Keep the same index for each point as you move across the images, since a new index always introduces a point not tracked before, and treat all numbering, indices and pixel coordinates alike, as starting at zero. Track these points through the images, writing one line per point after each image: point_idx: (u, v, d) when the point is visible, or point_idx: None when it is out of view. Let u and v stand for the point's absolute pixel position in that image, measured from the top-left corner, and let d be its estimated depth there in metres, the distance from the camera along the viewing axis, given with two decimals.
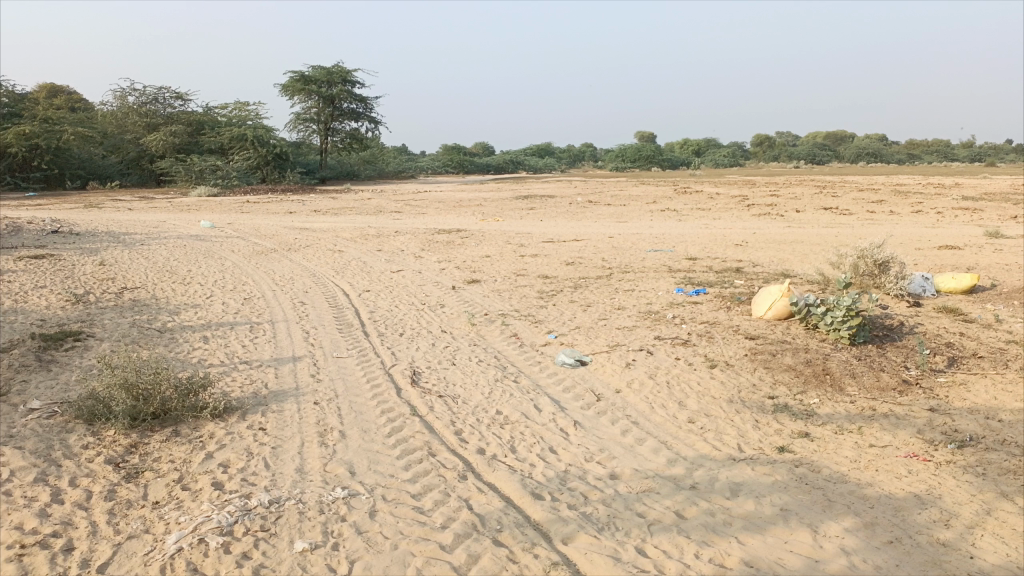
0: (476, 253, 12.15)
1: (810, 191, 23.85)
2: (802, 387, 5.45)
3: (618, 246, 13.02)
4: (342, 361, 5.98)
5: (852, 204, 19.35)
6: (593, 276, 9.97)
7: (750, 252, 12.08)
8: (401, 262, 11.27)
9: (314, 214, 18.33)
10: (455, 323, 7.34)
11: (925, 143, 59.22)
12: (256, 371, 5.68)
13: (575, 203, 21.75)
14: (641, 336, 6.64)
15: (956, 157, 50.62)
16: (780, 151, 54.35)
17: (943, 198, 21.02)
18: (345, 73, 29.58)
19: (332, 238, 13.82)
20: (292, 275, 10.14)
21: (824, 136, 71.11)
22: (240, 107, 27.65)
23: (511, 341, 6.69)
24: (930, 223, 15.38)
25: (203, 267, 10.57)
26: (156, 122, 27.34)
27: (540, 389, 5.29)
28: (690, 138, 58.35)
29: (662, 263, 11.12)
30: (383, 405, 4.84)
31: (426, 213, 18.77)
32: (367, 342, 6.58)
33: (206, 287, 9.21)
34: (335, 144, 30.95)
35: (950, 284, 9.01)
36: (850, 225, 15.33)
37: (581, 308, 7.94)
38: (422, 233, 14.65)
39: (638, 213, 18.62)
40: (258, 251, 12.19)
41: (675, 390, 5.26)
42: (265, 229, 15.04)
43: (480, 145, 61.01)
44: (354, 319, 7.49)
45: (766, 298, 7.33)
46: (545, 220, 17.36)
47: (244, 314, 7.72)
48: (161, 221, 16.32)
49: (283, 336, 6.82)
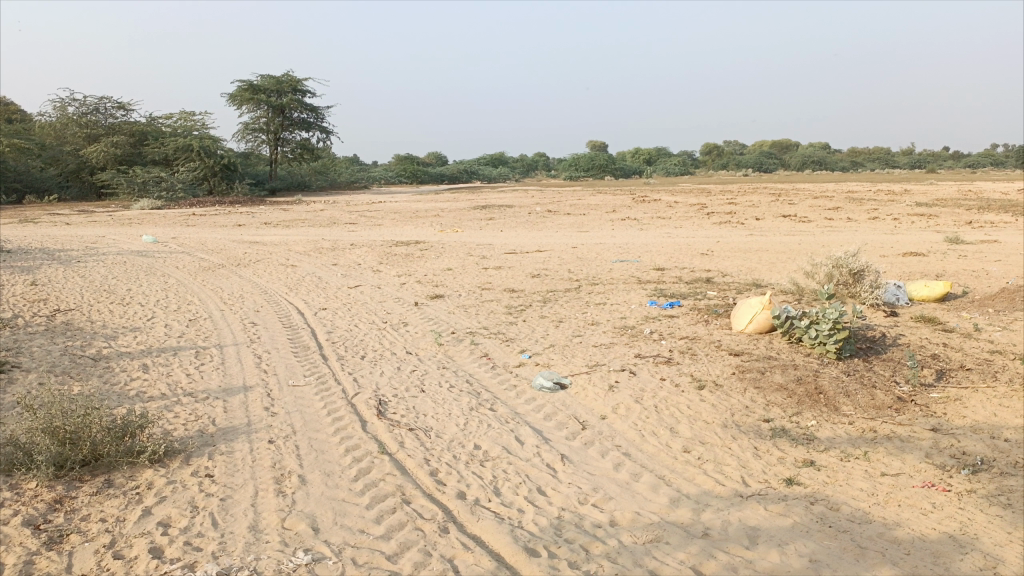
0: (437, 266, 11.67)
1: (766, 198, 23.93)
2: (797, 407, 5.12)
3: (582, 256, 12.68)
4: (298, 390, 5.45)
5: (810, 211, 19.44)
6: (561, 289, 9.58)
7: (717, 261, 11.85)
8: (358, 276, 10.74)
9: (264, 227, 17.62)
10: (420, 343, 6.85)
11: (868, 152, 60.85)
12: (201, 404, 5.12)
13: (533, 212, 21.44)
14: (620, 354, 6.25)
15: (898, 164, 52.02)
16: (730, 159, 55.10)
17: (897, 205, 21.28)
18: (295, 82, 28.90)
19: (284, 252, 13.19)
20: (242, 292, 9.52)
21: (771, 144, 72.74)
22: (186, 117, 26.65)
23: (481, 363, 6.23)
24: (889, 230, 15.44)
25: (145, 286, 9.86)
26: (98, 134, 25.97)
27: (519, 418, 4.85)
28: (642, 148, 58.79)
29: (630, 273, 10.79)
30: (346, 442, 4.34)
31: (383, 224, 18.22)
32: (326, 367, 6.06)
33: (149, 307, 8.55)
34: (286, 155, 30.10)
35: (923, 293, 8.87)
36: (812, 233, 15.30)
37: (553, 324, 7.53)
38: (378, 245, 14.11)
39: (599, 222, 18.36)
40: (205, 267, 11.49)
41: (665, 415, 4.88)
42: (213, 243, 14.31)
43: (433, 155, 60.45)
44: (311, 341, 6.95)
45: (746, 311, 7.02)
46: (505, 230, 16.96)
47: (190, 337, 7.10)
48: (100, 236, 15.44)
49: (232, 362, 6.24)
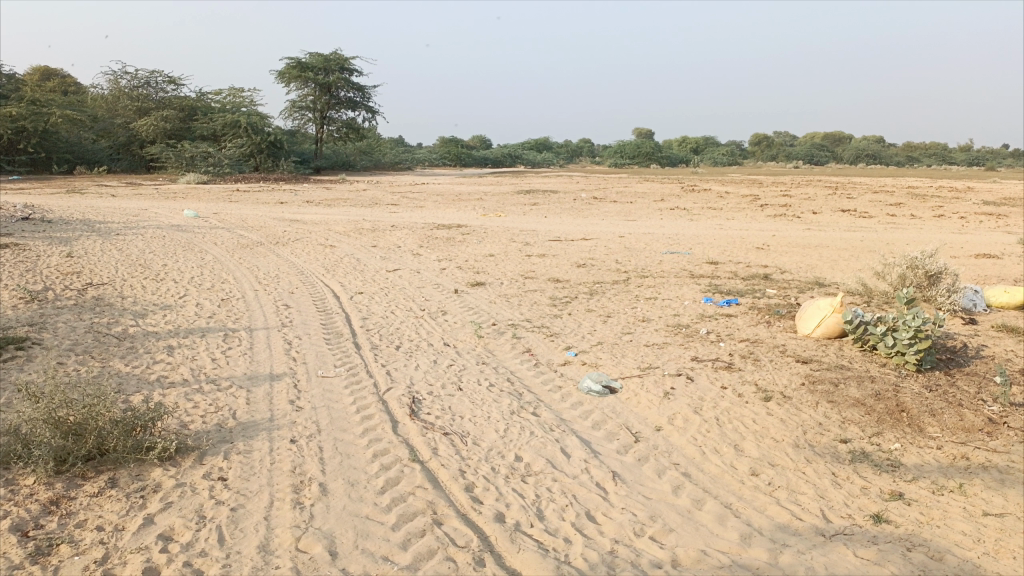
0: (479, 251, 11.23)
1: (822, 192, 22.96)
2: (877, 427, 4.57)
3: (630, 247, 12.12)
4: (327, 381, 5.08)
5: (871, 207, 18.51)
6: (609, 281, 9.07)
7: (773, 257, 11.19)
8: (397, 260, 10.37)
9: (306, 205, 17.38)
10: (459, 335, 6.42)
11: (927, 147, 58.69)
12: (223, 393, 4.77)
13: (579, 199, 20.87)
14: (675, 356, 5.75)
15: (957, 160, 50.06)
16: (780, 150, 53.60)
17: (963, 202, 20.20)
18: (342, 60, 28.65)
19: (323, 232, 12.89)
20: (277, 272, 9.21)
21: (823, 136, 70.69)
22: (234, 93, 26.58)
23: (524, 360, 5.78)
24: (957, 229, 14.55)
25: (181, 262, 9.62)
26: (148, 107, 26.07)
27: (565, 425, 4.39)
28: (690, 137, 57.55)
29: (681, 266, 10.22)
30: (374, 446, 3.95)
31: (425, 206, 17.86)
32: (358, 358, 5.67)
33: (182, 284, 8.27)
34: (331, 134, 29.92)
35: (1003, 299, 8.15)
36: (874, 229, 14.48)
37: (601, 319, 7.03)
38: (420, 227, 13.72)
39: (647, 211, 17.75)
40: (243, 245, 11.23)
41: (728, 429, 4.38)
42: (253, 220, 14.07)
43: (477, 138, 59.94)
44: (344, 328, 6.58)
45: (813, 314, 6.44)
46: (549, 216, 16.47)
47: (220, 318, 6.79)
48: (143, 209, 15.34)
49: (260, 347, 5.89)
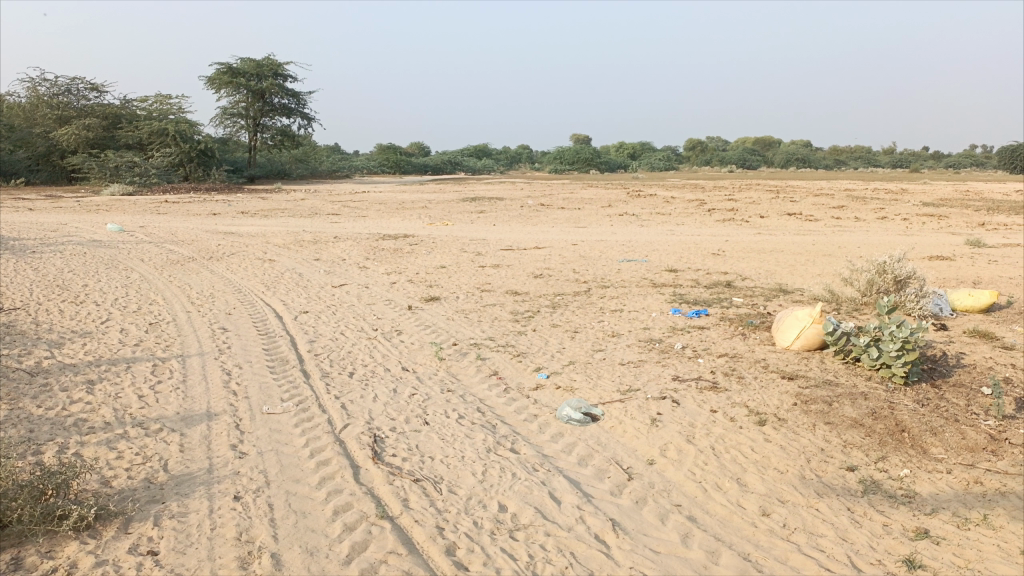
0: (429, 263, 10.70)
1: (766, 195, 23.13)
2: (881, 451, 4.24)
3: (585, 255, 11.77)
4: (274, 419, 4.49)
5: (815, 210, 18.67)
6: (569, 292, 8.66)
7: (731, 263, 10.97)
8: (342, 274, 9.76)
9: (242, 216, 16.53)
10: (418, 358, 5.89)
11: (855, 151, 60.57)
12: (152, 439, 4.14)
13: (526, 205, 20.51)
14: (655, 376, 5.35)
15: (882, 163, 51.77)
16: (714, 154, 54.54)
17: (902, 204, 20.58)
18: (276, 66, 27.70)
19: (261, 245, 12.14)
20: (213, 291, 8.49)
21: (755, 140, 72.30)
22: (162, 100, 25.30)
23: (492, 385, 5.28)
24: (902, 231, 14.68)
25: (106, 281, 8.80)
26: (69, 116, 24.61)
27: (549, 463, 3.92)
28: (627, 143, 58.05)
29: (641, 275, 9.88)
30: (334, 501, 3.41)
31: (367, 216, 17.19)
32: (309, 389, 5.08)
33: (106, 308, 7.51)
34: (265, 142, 28.84)
35: (967, 302, 8.03)
36: (822, 233, 14.51)
37: (568, 336, 6.59)
38: (365, 238, 13.08)
39: (596, 217, 17.48)
40: (173, 261, 10.41)
41: (727, 460, 3.98)
42: (185, 234, 13.19)
43: (415, 145, 59.11)
44: (290, 353, 5.96)
45: (792, 324, 6.12)
46: (498, 224, 16.03)
47: (149, 345, 6.09)
48: (62, 223, 14.26)
49: (196, 379, 5.25)
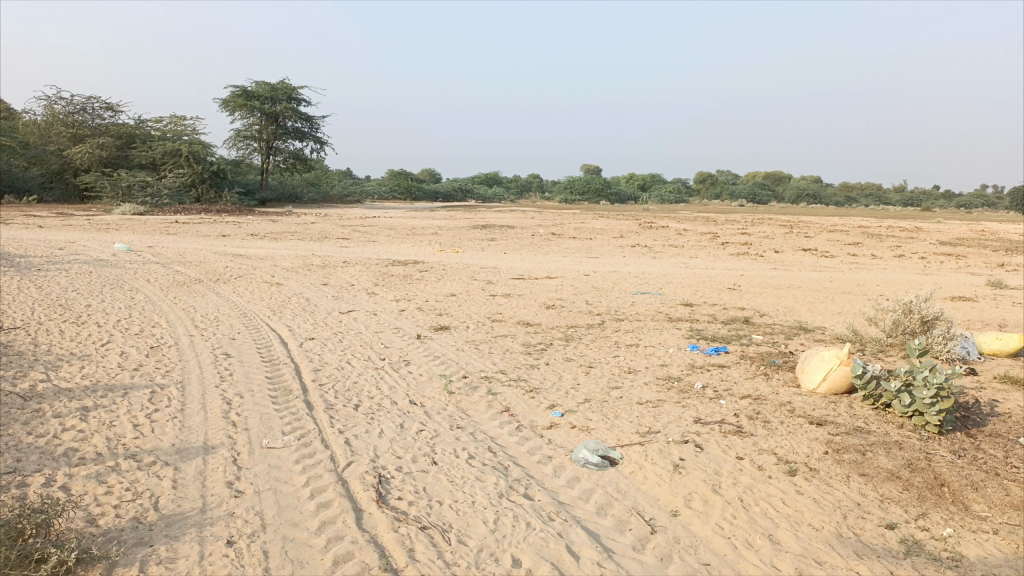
0: (439, 291, 10.49)
1: (778, 230, 22.93)
2: (921, 507, 3.96)
3: (598, 286, 11.55)
4: (273, 454, 4.24)
5: (829, 246, 18.44)
6: (582, 325, 8.42)
7: (747, 298, 10.72)
8: (350, 299, 9.55)
9: (250, 238, 16.39)
10: (427, 391, 5.64)
11: (865, 188, 60.48)
12: (144, 473, 3.90)
13: (537, 234, 20.36)
14: (676, 417, 5.08)
15: (893, 200, 51.58)
16: (724, 188, 54.48)
17: (917, 242, 20.33)
18: (290, 90, 27.82)
19: (269, 268, 11.97)
20: (217, 314, 8.28)
21: (765, 175, 72.33)
22: (176, 121, 25.37)
23: (504, 423, 5.02)
24: (919, 270, 14.42)
25: (109, 302, 8.60)
26: (84, 134, 24.67)
27: (566, 511, 3.65)
28: (637, 174, 58.13)
29: (656, 308, 9.64)
30: (334, 550, 3.15)
31: (377, 241, 17.04)
32: (311, 422, 4.83)
33: (107, 329, 7.30)
34: (277, 165, 28.88)
35: (995, 345, 7.74)
36: (838, 269, 14.26)
37: (583, 371, 6.34)
38: (374, 264, 12.90)
39: (607, 248, 17.29)
40: (179, 282, 10.23)
41: (757, 515, 3.71)
42: (192, 254, 13.04)
43: (426, 171, 59.29)
44: (294, 382, 5.72)
45: (818, 366, 5.86)
46: (508, 252, 15.85)
47: (148, 371, 5.86)
48: (70, 241, 14.14)
49: (194, 408, 5.01)
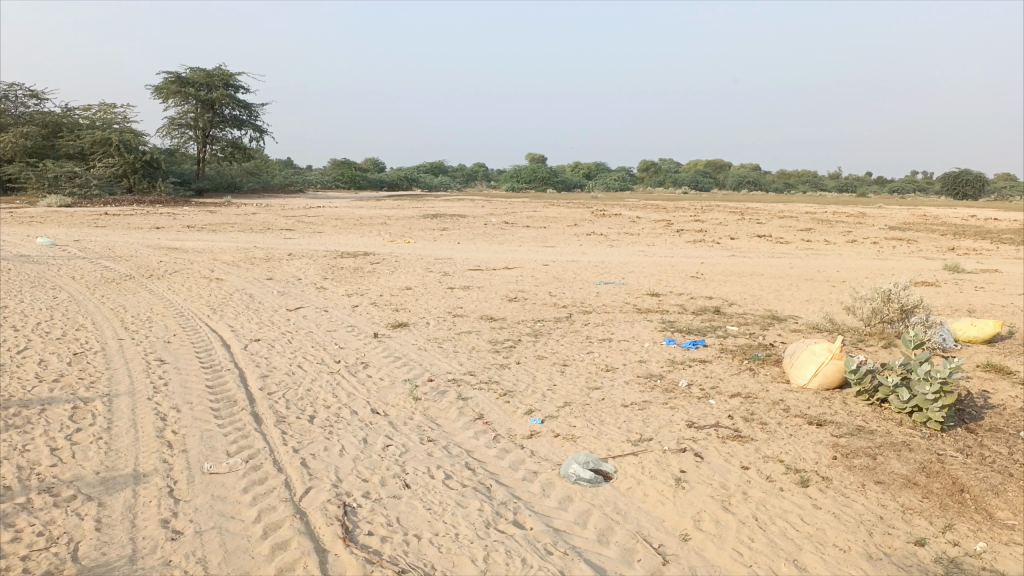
0: (393, 284, 9.90)
1: (730, 217, 22.90)
2: (947, 517, 3.61)
3: (559, 277, 11.10)
4: (217, 481, 3.64)
5: (783, 232, 18.42)
6: (549, 318, 7.96)
7: (713, 287, 10.41)
8: (298, 295, 8.90)
9: (187, 230, 15.44)
10: (390, 399, 5.10)
11: (804, 174, 61.71)
12: (60, 511, 3.26)
13: (489, 224, 19.83)
14: (667, 421, 4.65)
15: (829, 186, 52.61)
16: (668, 175, 54.72)
17: (867, 227, 20.47)
18: (227, 76, 26.59)
19: (208, 262, 11.17)
20: (151, 314, 7.55)
21: (708, 164, 73.06)
22: (106, 108, 23.95)
23: (479, 434, 4.52)
24: (875, 255, 14.41)
25: (29, 303, 7.77)
26: (5, 123, 23.08)
27: (564, 541, 3.18)
28: (582, 163, 58.02)
29: (622, 299, 9.23)
30: None
31: (323, 232, 16.28)
32: (261, 439, 4.23)
33: (27, 334, 6.51)
34: (215, 154, 27.63)
35: (970, 332, 7.52)
36: (797, 256, 14.14)
37: (558, 371, 5.88)
38: (321, 256, 12.19)
39: (562, 236, 16.89)
40: (109, 279, 9.39)
41: (777, 537, 3.30)
42: (124, 249, 12.11)
43: (370, 160, 58.02)
44: (239, 392, 5.09)
45: (807, 359, 5.50)
46: (462, 242, 15.29)
47: (71, 382, 5.14)
48: None
49: (124, 427, 4.34)
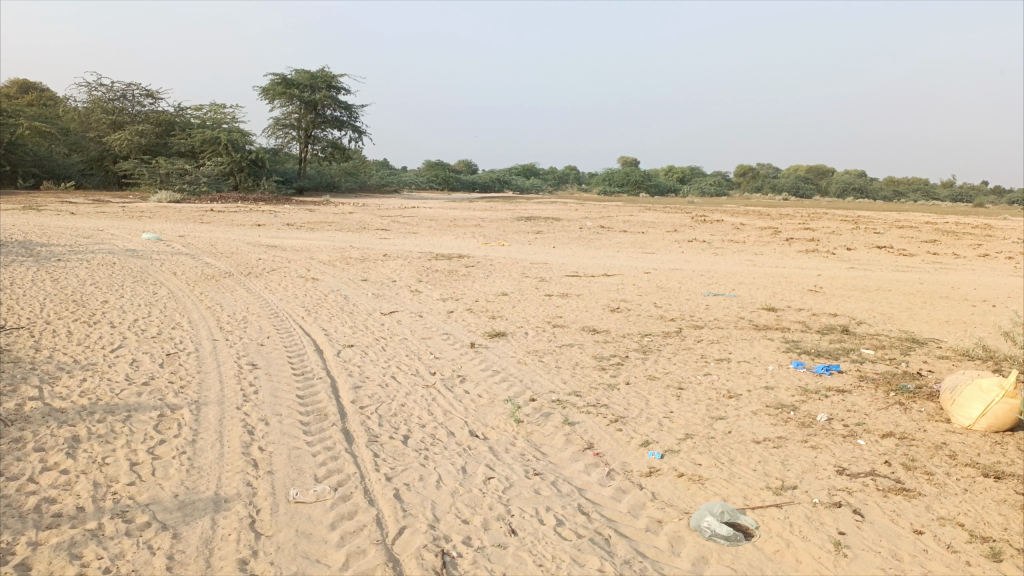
0: (489, 289, 9.48)
1: (843, 225, 21.49)
2: None
3: (664, 286, 10.43)
4: (302, 512, 3.26)
5: (905, 243, 17.05)
6: (657, 332, 7.34)
7: (835, 302, 9.51)
8: (393, 298, 8.60)
9: (286, 228, 15.58)
10: (490, 420, 4.63)
11: (916, 181, 58.18)
12: (131, 543, 2.94)
13: (585, 227, 19.27)
14: (812, 465, 3.98)
15: (943, 193, 49.30)
16: (766, 181, 52.59)
17: (999, 240, 18.75)
18: (329, 78, 27.01)
19: (305, 260, 11.09)
20: (246, 314, 7.38)
21: (810, 169, 69.91)
22: (215, 108, 24.66)
23: (590, 468, 3.99)
24: (1014, 271, 13.04)
25: (131, 298, 7.75)
26: (123, 122, 24.13)
27: None
28: (677, 167, 56.54)
29: (736, 314, 8.50)
30: None
31: (418, 232, 16.12)
32: (352, 462, 3.84)
33: (125, 331, 6.42)
34: (316, 154, 28.15)
35: None
36: (924, 270, 12.94)
37: (674, 395, 5.27)
38: (416, 257, 11.94)
39: (662, 242, 16.16)
40: (207, 275, 9.37)
41: None
42: (225, 245, 12.21)
43: (464, 162, 58.30)
44: (329, 405, 4.73)
45: (973, 396, 4.70)
46: (557, 246, 14.80)
47: (161, 386, 4.92)
48: (99, 229, 13.44)
49: (209, 441, 4.04)
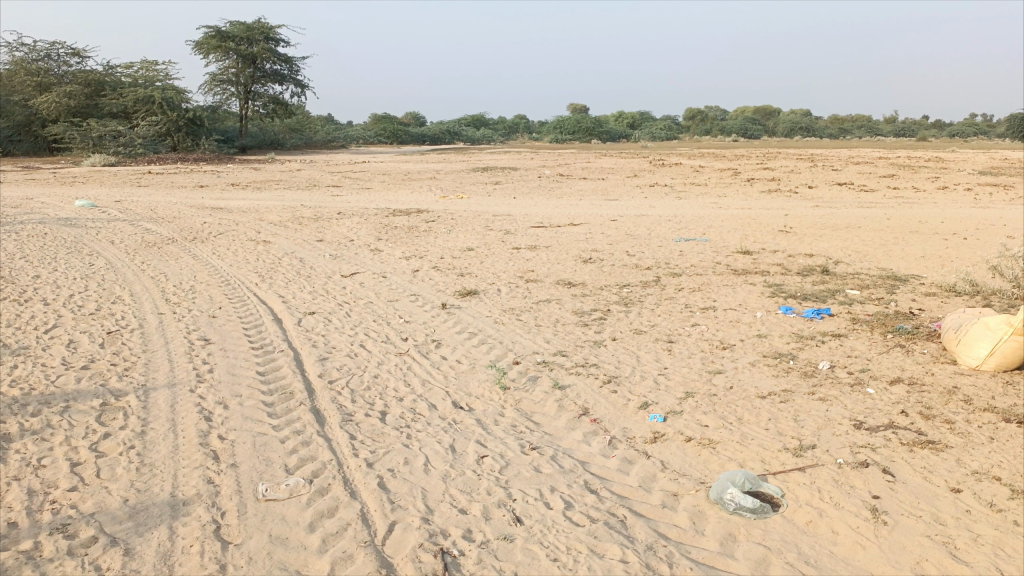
0: (453, 244, 9.01)
1: (800, 163, 21.39)
2: None
3: (632, 233, 10.08)
4: (275, 512, 2.85)
5: (864, 179, 16.99)
6: (635, 283, 7.00)
7: (808, 242, 9.29)
8: (352, 258, 8.08)
9: (231, 189, 14.74)
10: (473, 389, 4.25)
11: (862, 117, 58.70)
12: (75, 565, 2.50)
13: (544, 176, 18.77)
14: (826, 420, 3.69)
15: (888, 129, 49.85)
16: (716, 123, 52.44)
17: (953, 172, 18.85)
18: (266, 29, 25.64)
19: (253, 222, 10.44)
20: (194, 283, 6.80)
21: (758, 110, 69.92)
22: (147, 66, 23.25)
23: (590, 437, 3.64)
24: (975, 203, 13.03)
25: (66, 272, 7.10)
26: (48, 83, 22.63)
27: None
28: (628, 113, 56.01)
29: (711, 259, 8.19)
30: None
31: (371, 188, 15.44)
32: (327, 447, 3.42)
33: (59, 308, 5.81)
34: (257, 110, 26.87)
35: None
36: (888, 205, 12.83)
37: (666, 350, 4.94)
38: (372, 214, 11.36)
39: (624, 188, 15.79)
40: (149, 243, 8.69)
41: None
42: (166, 210, 11.42)
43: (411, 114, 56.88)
44: (294, 381, 4.28)
45: (979, 335, 4.47)
46: (518, 197, 14.32)
47: (102, 370, 4.40)
48: (28, 198, 12.49)
49: (162, 431, 3.57)
